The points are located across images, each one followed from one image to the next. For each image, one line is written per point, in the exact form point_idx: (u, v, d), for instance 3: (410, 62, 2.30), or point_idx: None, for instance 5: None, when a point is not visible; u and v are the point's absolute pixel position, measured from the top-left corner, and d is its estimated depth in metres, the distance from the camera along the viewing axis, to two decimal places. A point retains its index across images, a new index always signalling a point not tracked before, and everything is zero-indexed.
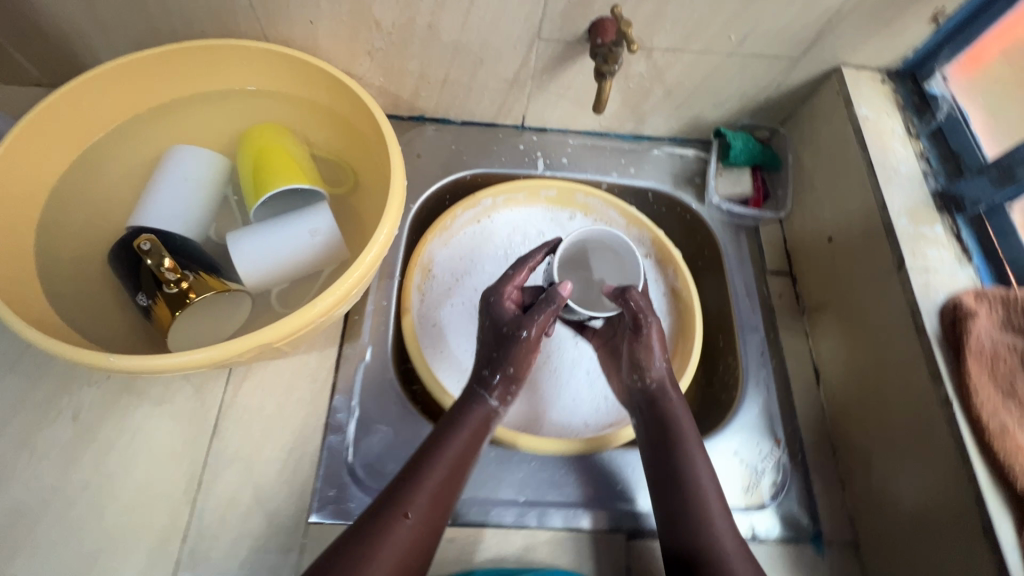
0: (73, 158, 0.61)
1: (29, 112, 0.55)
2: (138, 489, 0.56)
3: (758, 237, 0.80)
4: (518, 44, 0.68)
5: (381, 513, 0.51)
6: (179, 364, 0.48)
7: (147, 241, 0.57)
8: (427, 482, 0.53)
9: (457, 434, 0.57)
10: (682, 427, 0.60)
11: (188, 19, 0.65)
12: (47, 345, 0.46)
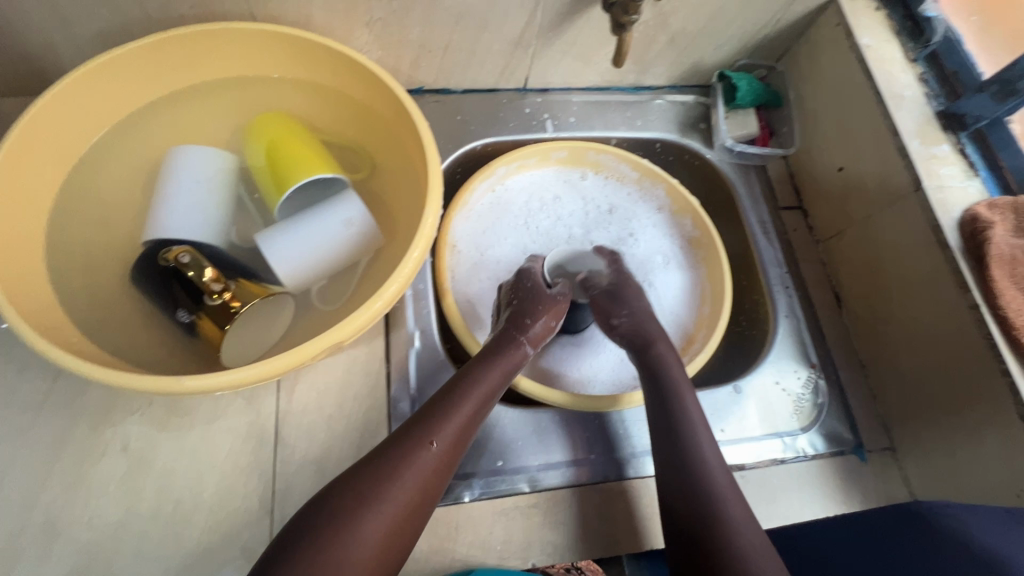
0: (66, 172, 0.56)
1: (16, 126, 0.50)
2: (211, 509, 0.55)
3: (767, 175, 0.82)
4: (525, 1, 0.65)
5: (403, 441, 0.49)
6: (252, 374, 0.46)
7: (185, 254, 0.54)
8: (454, 415, 0.52)
9: (489, 374, 0.56)
10: (676, 369, 0.62)
11: (165, 4, 0.59)
12: (112, 377, 0.44)
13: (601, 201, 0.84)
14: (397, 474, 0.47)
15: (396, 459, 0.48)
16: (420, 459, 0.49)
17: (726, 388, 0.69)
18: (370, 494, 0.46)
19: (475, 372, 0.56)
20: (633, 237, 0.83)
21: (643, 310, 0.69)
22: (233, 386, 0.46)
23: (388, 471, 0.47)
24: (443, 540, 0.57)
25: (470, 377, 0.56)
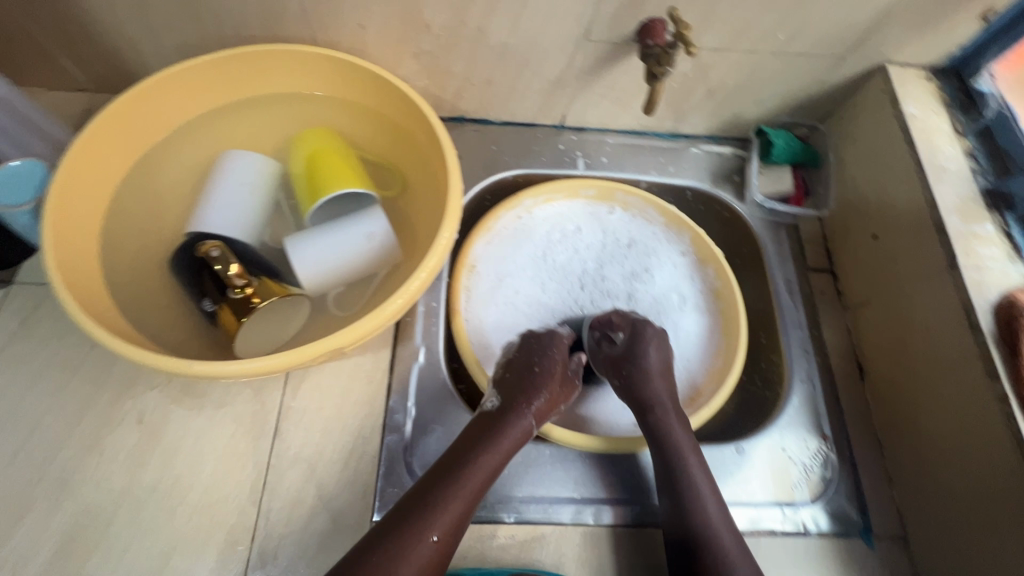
0: (131, 165, 0.62)
1: (93, 120, 0.56)
2: (205, 490, 0.58)
3: (799, 234, 0.81)
4: (565, 45, 0.68)
5: (402, 534, 0.49)
6: (255, 367, 0.49)
7: (215, 248, 0.58)
8: (453, 505, 0.52)
9: (491, 455, 0.56)
10: (682, 446, 0.59)
11: (239, 24, 0.66)
12: (131, 352, 0.48)
13: (622, 234, 0.83)
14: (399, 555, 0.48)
15: (399, 542, 0.49)
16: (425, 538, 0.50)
17: (727, 446, 0.67)
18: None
19: (480, 448, 0.56)
20: (650, 272, 0.81)
21: (655, 368, 0.65)
22: (237, 375, 0.49)
23: (391, 552, 0.48)
24: None
25: (475, 451, 0.56)
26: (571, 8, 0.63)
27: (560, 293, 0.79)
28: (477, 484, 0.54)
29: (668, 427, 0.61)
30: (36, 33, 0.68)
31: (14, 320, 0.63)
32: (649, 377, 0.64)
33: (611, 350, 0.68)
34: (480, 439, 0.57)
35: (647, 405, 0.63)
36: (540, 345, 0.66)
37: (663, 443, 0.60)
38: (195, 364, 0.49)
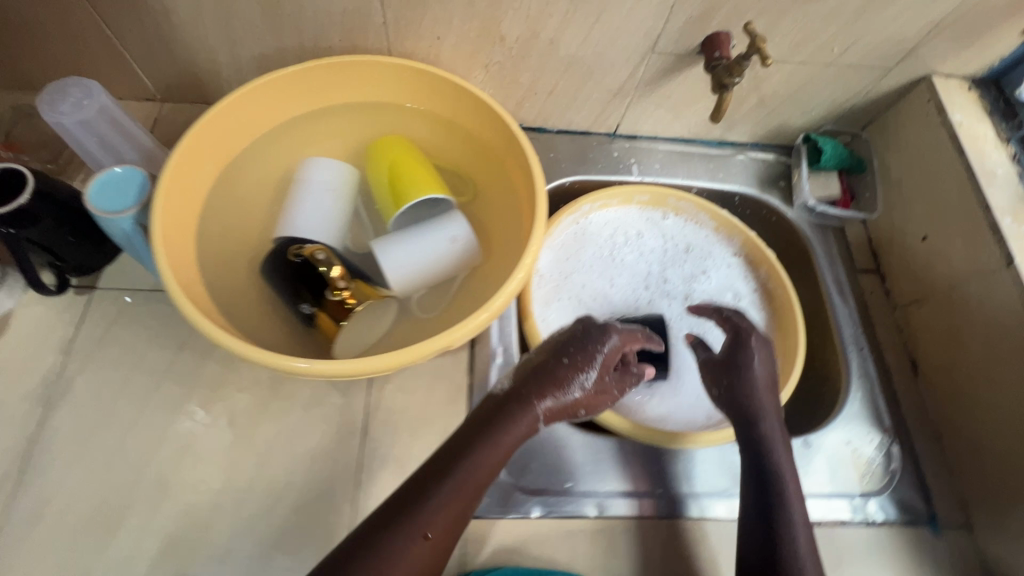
0: (218, 171, 0.64)
1: (193, 126, 0.57)
2: (301, 490, 0.59)
3: (845, 236, 0.84)
4: (632, 57, 0.71)
5: (393, 527, 0.47)
6: (370, 366, 0.51)
7: (320, 251, 0.61)
8: (451, 501, 0.49)
9: (502, 455, 0.51)
10: (785, 469, 0.59)
11: (320, 36, 0.68)
12: (252, 353, 0.49)
13: (679, 239, 0.87)
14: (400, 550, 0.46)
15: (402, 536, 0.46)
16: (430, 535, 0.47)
17: (795, 441, 0.69)
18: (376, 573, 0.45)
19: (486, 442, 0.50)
20: (706, 275, 0.85)
21: (761, 379, 0.64)
22: (348, 375, 0.50)
23: (390, 548, 0.46)
24: (510, 553, 0.59)
25: (480, 442, 0.50)
26: (643, 23, 0.66)
27: (624, 293, 0.84)
28: (483, 476, 0.50)
29: (772, 449, 0.60)
30: (117, 45, 0.69)
31: (102, 325, 0.64)
32: (755, 387, 0.64)
33: (706, 354, 0.70)
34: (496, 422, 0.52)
35: (756, 414, 0.62)
36: (580, 338, 0.57)
37: (761, 451, 0.60)
38: (302, 363, 0.50)
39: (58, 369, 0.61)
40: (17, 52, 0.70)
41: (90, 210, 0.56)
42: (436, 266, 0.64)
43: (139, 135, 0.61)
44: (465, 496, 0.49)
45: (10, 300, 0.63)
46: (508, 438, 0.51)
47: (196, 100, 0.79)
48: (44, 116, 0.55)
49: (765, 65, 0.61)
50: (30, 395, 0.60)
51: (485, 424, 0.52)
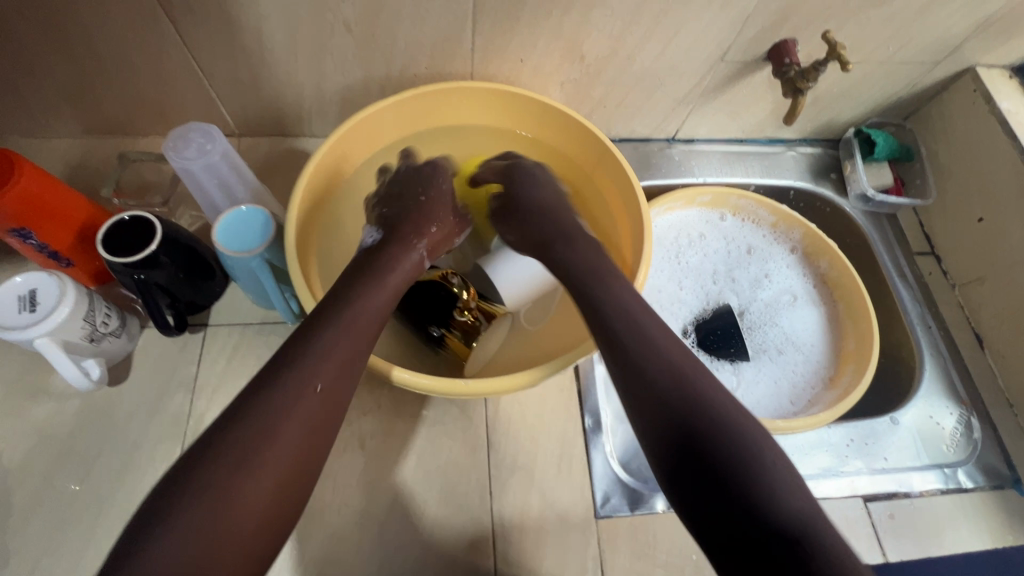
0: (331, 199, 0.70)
1: (314, 162, 0.63)
2: (441, 503, 0.62)
3: (897, 222, 0.89)
4: (701, 68, 0.75)
5: (275, 395, 0.44)
6: (510, 384, 0.52)
7: (455, 277, 0.64)
8: (334, 351, 0.47)
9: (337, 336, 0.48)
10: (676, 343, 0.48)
11: (407, 66, 0.70)
12: (419, 385, 0.51)
13: (740, 241, 0.89)
14: (224, 479, 0.40)
15: (205, 475, 0.40)
16: (226, 488, 0.39)
17: (883, 419, 0.73)
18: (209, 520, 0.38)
19: (319, 349, 0.47)
20: (769, 277, 0.88)
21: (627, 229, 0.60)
22: (508, 388, 0.52)
23: (187, 502, 0.38)
24: (643, 546, 0.62)
25: (312, 355, 0.46)
26: (716, 36, 0.70)
27: (695, 289, 0.87)
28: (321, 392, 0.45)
29: (635, 322, 0.50)
30: (205, 85, 0.71)
31: (221, 361, 0.66)
32: (605, 281, 0.54)
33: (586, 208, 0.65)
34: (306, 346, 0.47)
35: (631, 326, 0.49)
36: (421, 176, 0.67)
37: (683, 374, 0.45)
38: (425, 380, 0.51)
39: (187, 407, 0.63)
40: (106, 97, 0.71)
41: (220, 250, 0.56)
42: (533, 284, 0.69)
43: (251, 176, 0.63)
44: (295, 437, 0.43)
45: (131, 344, 0.65)
46: (325, 366, 0.46)
47: (273, 132, 0.81)
48: (172, 163, 0.57)
49: (844, 70, 0.66)
50: (164, 436, 0.62)
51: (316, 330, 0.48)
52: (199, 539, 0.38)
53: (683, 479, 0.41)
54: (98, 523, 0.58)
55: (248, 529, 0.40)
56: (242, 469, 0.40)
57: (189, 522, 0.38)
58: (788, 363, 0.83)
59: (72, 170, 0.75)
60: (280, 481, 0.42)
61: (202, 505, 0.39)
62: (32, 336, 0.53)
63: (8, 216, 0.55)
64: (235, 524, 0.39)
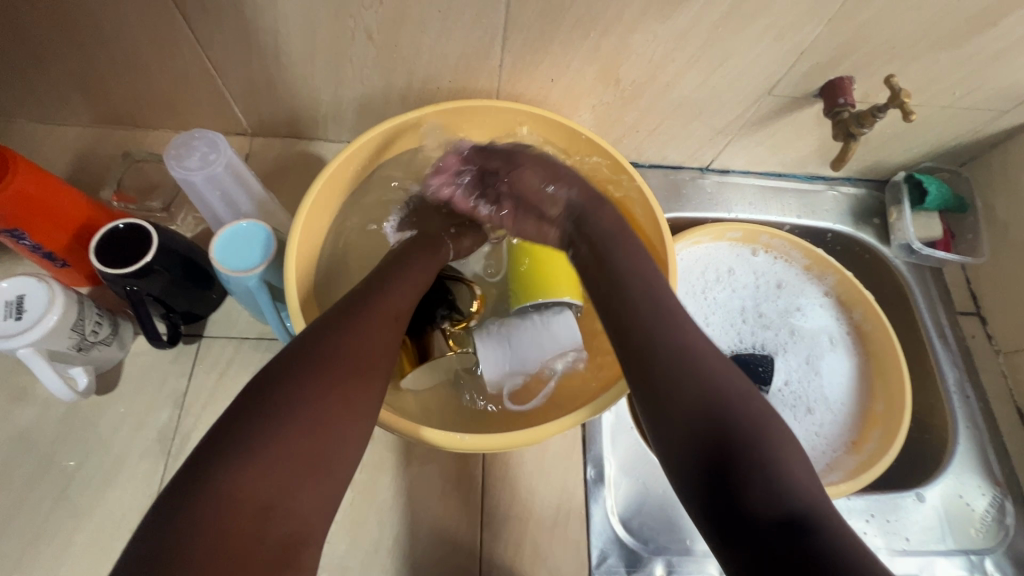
0: (338, 213, 0.68)
1: (319, 180, 0.60)
2: (429, 546, 0.59)
3: (942, 276, 0.82)
4: (744, 100, 0.69)
5: (347, 322, 0.47)
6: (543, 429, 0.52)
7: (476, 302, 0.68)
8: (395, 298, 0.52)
9: (399, 285, 0.53)
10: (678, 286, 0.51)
11: (429, 78, 0.66)
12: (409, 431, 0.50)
13: (770, 276, 0.84)
14: (291, 437, 0.39)
15: (271, 430, 0.39)
16: (292, 443, 0.39)
17: (907, 493, 0.68)
18: (274, 477, 0.37)
19: (360, 323, 0.47)
20: (802, 311, 0.82)
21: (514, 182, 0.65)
22: (511, 447, 0.51)
23: (253, 455, 0.37)
24: None
25: (358, 321, 0.47)
26: (764, 69, 0.64)
27: (721, 329, 0.81)
28: (372, 363, 0.45)
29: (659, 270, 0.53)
30: (217, 84, 0.67)
31: (213, 376, 0.64)
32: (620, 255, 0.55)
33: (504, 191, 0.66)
34: (346, 321, 0.47)
35: (649, 325, 0.48)
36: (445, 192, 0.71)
37: (701, 375, 0.44)
38: (427, 431, 0.51)
39: (174, 423, 0.61)
40: (115, 90, 0.68)
41: (217, 268, 0.53)
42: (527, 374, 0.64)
43: (257, 187, 0.60)
44: (352, 402, 0.43)
45: (122, 352, 0.63)
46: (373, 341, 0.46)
47: (287, 134, 0.77)
48: (172, 172, 0.54)
49: (905, 118, 0.61)
50: (148, 452, 0.60)
51: (345, 312, 0.48)
52: (265, 492, 0.37)
53: (705, 490, 0.40)
54: (74, 539, 0.56)
55: (310, 492, 0.39)
56: (300, 426, 0.39)
57: (261, 478, 0.37)
58: (809, 419, 0.77)
59: (78, 162, 0.73)
60: (337, 446, 0.41)
61: (270, 461, 0.37)
62: (15, 346, 0.51)
63: (1, 217, 0.52)
64: (299, 485, 0.38)
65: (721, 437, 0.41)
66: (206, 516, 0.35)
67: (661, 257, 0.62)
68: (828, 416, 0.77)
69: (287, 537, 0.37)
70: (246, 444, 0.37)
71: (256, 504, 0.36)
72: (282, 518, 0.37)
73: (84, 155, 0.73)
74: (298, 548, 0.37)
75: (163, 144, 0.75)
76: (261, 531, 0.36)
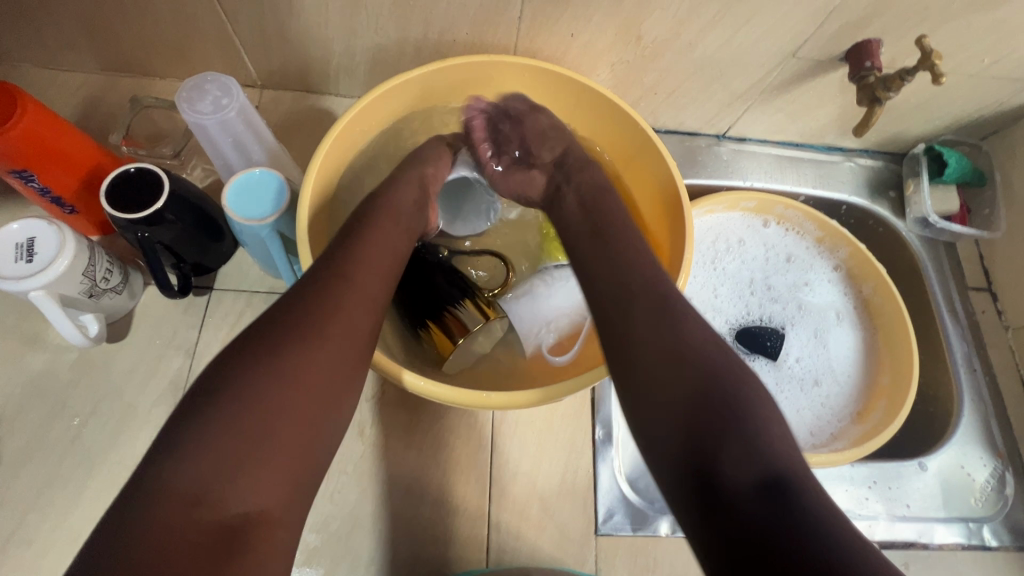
0: (348, 170, 0.66)
1: (333, 131, 0.59)
2: (437, 500, 0.60)
3: (955, 251, 0.82)
4: (767, 62, 0.68)
5: (303, 296, 0.43)
6: (530, 397, 0.51)
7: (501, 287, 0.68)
8: (357, 265, 0.47)
9: (362, 250, 0.49)
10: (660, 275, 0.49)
11: (445, 30, 0.64)
12: (433, 392, 0.50)
13: (780, 249, 0.83)
14: (239, 417, 0.38)
15: (216, 410, 0.38)
16: (242, 425, 0.37)
17: (910, 462, 0.69)
18: (225, 455, 0.36)
19: (338, 293, 0.44)
20: (810, 286, 0.82)
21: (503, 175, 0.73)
22: (512, 405, 0.50)
23: (197, 440, 0.36)
24: (642, 568, 0.60)
25: (316, 297, 0.44)
26: (790, 29, 0.62)
27: (731, 300, 0.81)
28: (341, 337, 0.43)
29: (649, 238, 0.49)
30: (226, 32, 0.65)
31: (223, 328, 0.64)
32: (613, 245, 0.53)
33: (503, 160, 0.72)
34: (316, 292, 0.44)
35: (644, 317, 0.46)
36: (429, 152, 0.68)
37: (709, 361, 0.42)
38: (408, 376, 0.50)
39: (185, 373, 0.61)
40: (121, 35, 0.66)
41: (232, 217, 0.52)
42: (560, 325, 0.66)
43: (268, 136, 0.59)
44: (306, 380, 0.40)
45: (132, 302, 0.62)
46: (348, 317, 0.44)
47: (297, 87, 0.75)
48: (183, 115, 0.53)
49: (934, 83, 0.61)
50: (160, 401, 0.60)
51: (328, 278, 0.45)
52: (197, 480, 0.35)
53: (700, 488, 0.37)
54: (88, 483, 0.57)
55: (256, 474, 0.37)
56: (253, 407, 0.38)
57: (202, 461, 0.36)
58: (816, 391, 0.78)
59: (84, 109, 0.71)
60: (296, 429, 0.39)
61: (215, 442, 0.36)
62: (27, 289, 0.50)
63: (8, 157, 0.51)
64: (245, 466, 0.36)
65: (724, 419, 0.38)
66: (143, 509, 0.34)
67: (679, 221, 0.61)
68: (837, 386, 0.78)
69: (235, 521, 0.35)
70: (196, 428, 0.37)
71: (192, 488, 0.35)
72: (227, 501, 0.35)
73: (88, 102, 0.72)
74: (241, 530, 0.35)
75: (170, 94, 0.74)
76: (195, 517, 0.34)
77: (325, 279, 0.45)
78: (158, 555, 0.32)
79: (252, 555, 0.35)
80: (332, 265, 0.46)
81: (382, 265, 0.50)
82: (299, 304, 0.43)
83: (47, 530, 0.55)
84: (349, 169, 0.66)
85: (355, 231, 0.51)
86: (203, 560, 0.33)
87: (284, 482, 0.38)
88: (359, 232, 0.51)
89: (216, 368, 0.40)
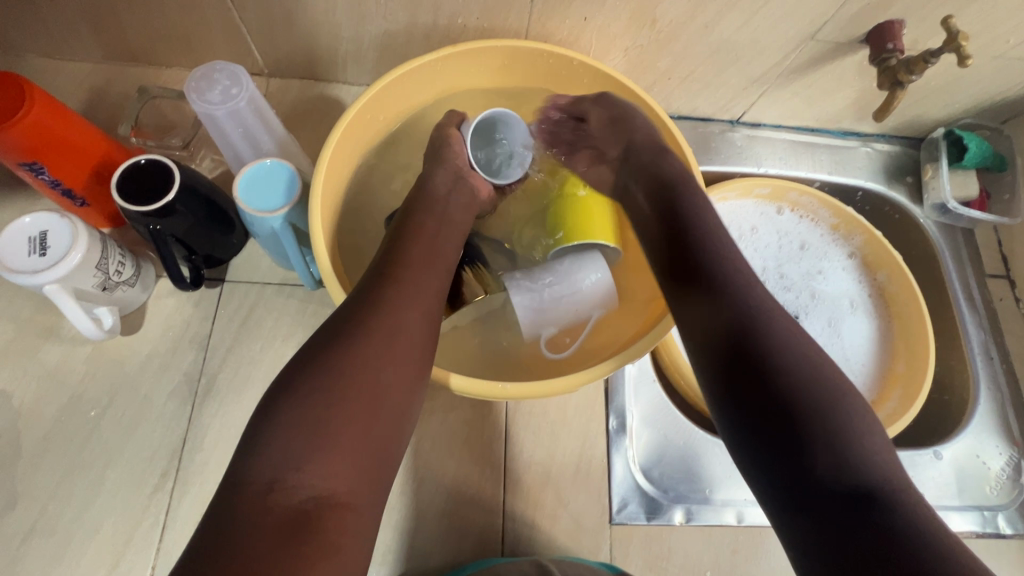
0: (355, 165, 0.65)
1: (342, 120, 0.57)
2: (453, 491, 0.60)
3: (973, 237, 0.80)
4: (786, 45, 0.66)
5: (363, 296, 0.45)
6: (559, 385, 0.50)
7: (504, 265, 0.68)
8: (412, 266, 0.48)
9: (411, 250, 0.50)
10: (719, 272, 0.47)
11: (454, 14, 0.63)
12: (454, 384, 0.50)
13: (793, 236, 0.81)
14: (304, 411, 0.38)
15: (284, 403, 0.39)
16: (306, 416, 0.38)
17: (926, 451, 0.70)
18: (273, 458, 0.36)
19: (391, 291, 0.45)
20: (824, 275, 0.81)
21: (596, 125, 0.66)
22: (545, 395, 0.50)
23: (267, 433, 0.37)
24: (657, 558, 0.60)
25: (371, 296, 0.45)
26: (809, 12, 0.61)
27: None
28: (395, 336, 0.43)
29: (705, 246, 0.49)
30: (233, 21, 0.64)
31: (235, 321, 0.63)
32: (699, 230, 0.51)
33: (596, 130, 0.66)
34: (373, 292, 0.45)
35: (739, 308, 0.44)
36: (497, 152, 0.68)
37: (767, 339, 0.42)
38: (454, 377, 0.50)
39: (199, 366, 0.61)
40: (125, 24, 0.65)
41: (243, 208, 0.51)
42: (564, 321, 0.62)
43: (277, 125, 0.58)
44: (366, 373, 0.41)
45: (145, 294, 0.62)
46: (402, 312, 0.44)
47: (305, 75, 0.74)
48: (193, 106, 0.53)
49: (960, 65, 0.59)
50: (176, 393, 0.60)
51: (380, 280, 0.46)
52: (270, 468, 0.36)
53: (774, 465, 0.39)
54: (107, 475, 0.57)
55: (322, 464, 0.37)
56: (316, 400, 0.39)
57: (274, 450, 0.37)
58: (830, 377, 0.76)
59: (90, 100, 0.70)
60: (359, 418, 0.39)
61: (283, 434, 0.37)
62: (41, 283, 0.50)
63: (17, 149, 0.50)
64: (315, 452, 0.37)
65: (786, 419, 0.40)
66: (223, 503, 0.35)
67: None
68: (855, 367, 0.76)
69: (309, 504, 0.36)
70: (267, 423, 0.38)
71: (265, 476, 0.36)
72: (297, 487, 0.36)
73: (94, 92, 0.71)
74: (315, 515, 0.35)
75: (176, 83, 0.73)
76: (271, 501, 0.35)
77: (378, 279, 0.46)
78: (244, 540, 0.33)
79: (326, 540, 0.35)
80: (384, 266, 0.48)
81: (431, 263, 0.50)
82: (356, 307, 0.44)
83: (66, 523, 0.56)
84: (359, 155, 0.65)
85: (402, 233, 0.52)
86: (278, 543, 0.33)
87: (353, 472, 0.38)
88: (405, 231, 0.52)
89: (282, 375, 0.41)
